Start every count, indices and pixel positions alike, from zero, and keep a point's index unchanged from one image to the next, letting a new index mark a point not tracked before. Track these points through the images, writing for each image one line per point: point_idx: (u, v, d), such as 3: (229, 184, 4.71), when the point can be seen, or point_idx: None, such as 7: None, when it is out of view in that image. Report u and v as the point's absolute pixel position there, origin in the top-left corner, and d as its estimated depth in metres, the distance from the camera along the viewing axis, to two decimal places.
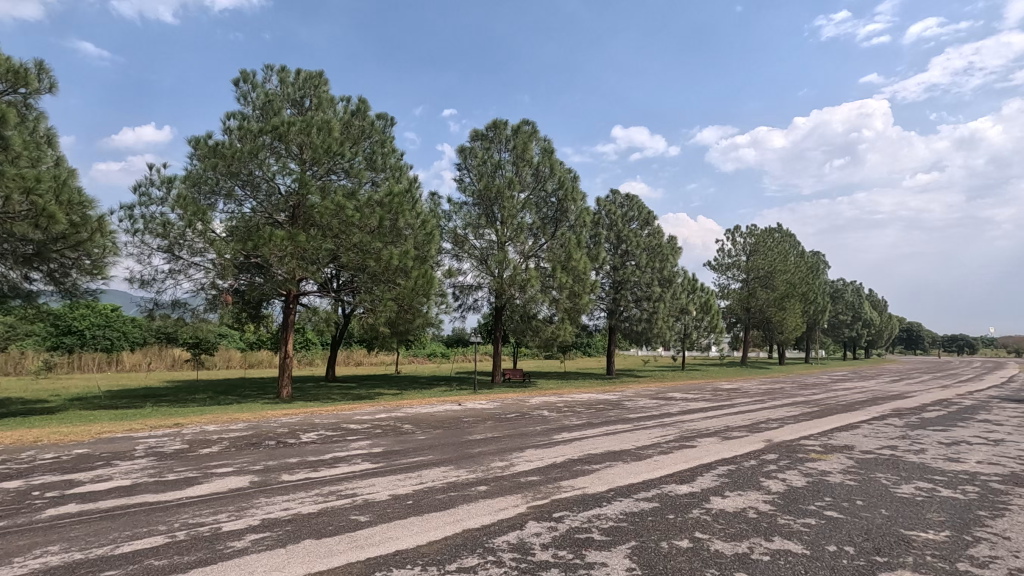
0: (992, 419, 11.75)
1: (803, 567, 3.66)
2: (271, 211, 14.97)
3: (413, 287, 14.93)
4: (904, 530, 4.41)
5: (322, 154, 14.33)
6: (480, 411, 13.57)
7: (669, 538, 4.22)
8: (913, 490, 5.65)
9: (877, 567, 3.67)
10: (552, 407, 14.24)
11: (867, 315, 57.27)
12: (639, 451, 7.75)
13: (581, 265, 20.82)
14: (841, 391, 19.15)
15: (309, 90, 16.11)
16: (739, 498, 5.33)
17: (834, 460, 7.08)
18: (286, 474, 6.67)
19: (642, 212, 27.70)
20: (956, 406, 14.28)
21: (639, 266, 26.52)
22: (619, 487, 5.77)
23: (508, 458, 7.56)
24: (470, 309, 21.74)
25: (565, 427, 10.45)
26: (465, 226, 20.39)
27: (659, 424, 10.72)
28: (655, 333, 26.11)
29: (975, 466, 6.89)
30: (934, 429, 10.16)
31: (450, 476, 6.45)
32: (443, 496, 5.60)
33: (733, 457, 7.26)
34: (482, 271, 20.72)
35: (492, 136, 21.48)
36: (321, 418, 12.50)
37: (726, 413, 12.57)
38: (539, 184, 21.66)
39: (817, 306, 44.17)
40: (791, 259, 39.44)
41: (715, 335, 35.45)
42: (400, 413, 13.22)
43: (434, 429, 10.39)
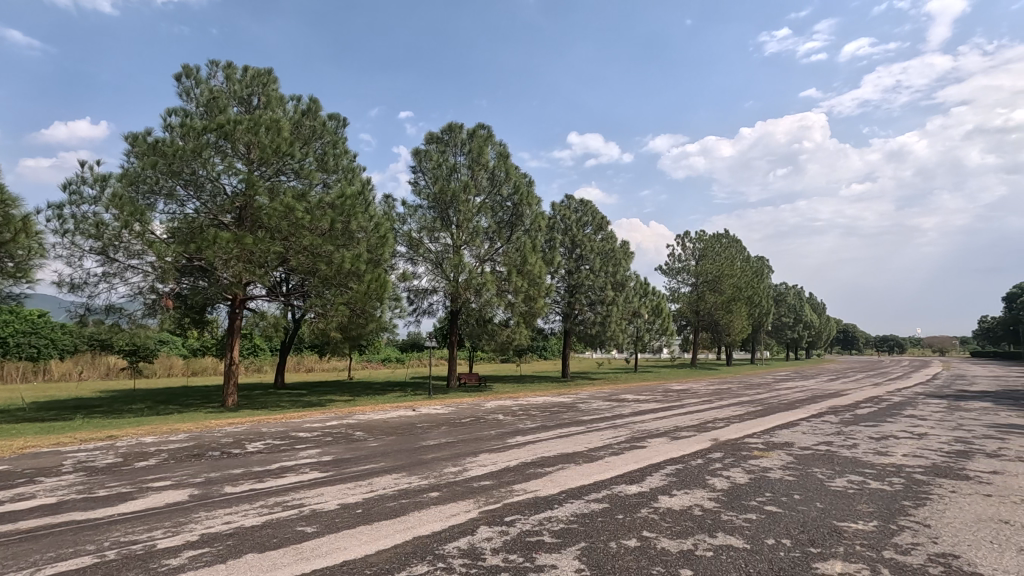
0: (917, 415, 12.54)
1: (744, 562, 3.79)
2: (216, 212, 14.35)
3: (366, 290, 14.69)
4: (837, 521, 4.65)
5: (270, 154, 13.89)
6: (435, 416, 13.44)
7: (617, 538, 4.29)
8: (846, 484, 5.96)
9: (812, 557, 3.85)
10: (507, 411, 14.25)
11: (808, 317, 60.22)
12: (592, 452, 7.87)
13: (536, 268, 20.90)
14: (783, 390, 20.04)
15: (257, 88, 15.61)
16: (685, 496, 5.49)
17: (775, 457, 7.40)
18: (229, 486, 6.41)
19: (596, 216, 28.16)
20: (886, 403, 15.21)
21: (593, 270, 26.99)
22: (571, 489, 5.85)
23: (461, 462, 7.52)
24: (424, 314, 21.55)
25: (520, 431, 10.52)
26: (420, 229, 20.24)
27: (611, 426, 10.90)
28: (608, 336, 26.55)
29: (901, 459, 7.35)
30: (865, 424, 10.79)
31: (402, 483, 6.35)
32: (394, 503, 5.51)
33: (681, 457, 7.48)
34: (438, 275, 20.61)
35: (447, 139, 21.42)
36: (269, 426, 12.08)
37: (675, 413, 12.94)
38: (495, 187, 21.67)
39: (762, 309, 46.07)
40: (737, 263, 40.97)
41: (666, 337, 36.38)
42: (352, 420, 12.95)
43: (387, 436, 10.23)
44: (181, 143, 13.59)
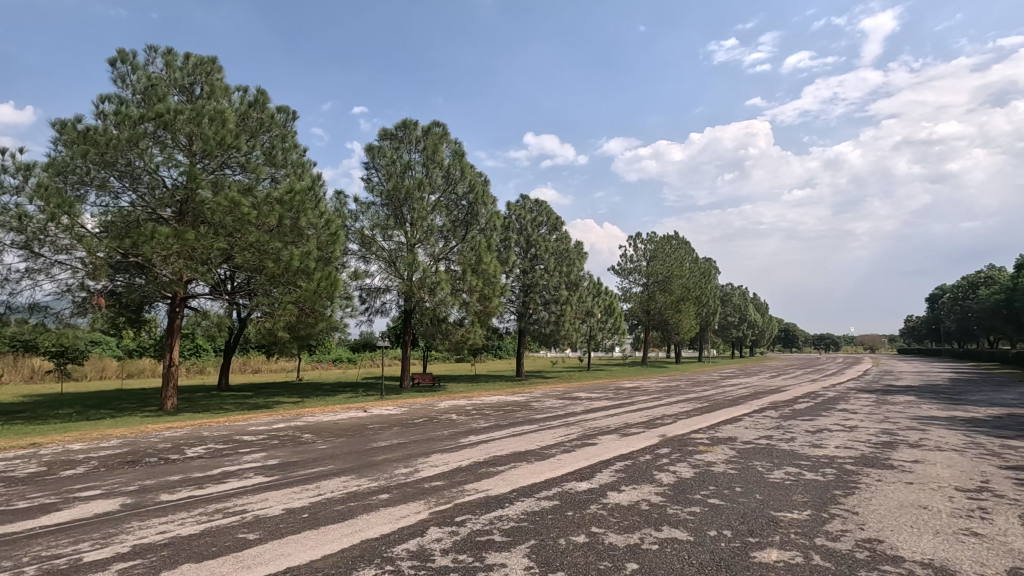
0: (849, 409, 13.29)
1: (687, 553, 3.91)
2: (154, 206, 13.62)
3: (316, 289, 14.27)
4: (773, 511, 4.87)
5: (214, 146, 13.27)
6: (387, 417, 13.23)
7: (566, 535, 4.34)
8: (783, 475, 6.25)
9: (750, 547, 4.02)
10: (461, 411, 14.18)
11: (752, 317, 62.79)
12: (543, 450, 7.94)
13: (491, 268, 20.88)
14: (728, 387, 20.81)
15: (200, 76, 14.92)
16: (634, 491, 5.61)
17: (718, 452, 7.68)
18: (165, 494, 6.09)
19: (551, 217, 28.41)
20: (821, 398, 16.04)
21: (547, 270, 27.23)
22: (522, 487, 5.88)
23: (413, 463, 7.43)
24: (377, 313, 21.18)
25: (473, 430, 10.50)
26: (373, 227, 19.90)
27: (564, 424, 11.03)
28: (562, 335, 26.84)
29: (833, 451, 7.77)
30: (803, 419, 11.34)
31: (351, 486, 6.22)
32: (342, 506, 5.39)
33: (630, 453, 7.65)
34: (391, 273, 20.32)
35: (401, 136, 21.10)
36: (211, 430, 11.57)
37: (626, 410, 13.23)
38: (450, 186, 21.53)
39: (709, 309, 47.70)
40: (686, 264, 42.23)
41: (618, 336, 37.12)
42: (300, 422, 12.58)
43: (338, 438, 10.00)
44: (116, 132, 12.82)
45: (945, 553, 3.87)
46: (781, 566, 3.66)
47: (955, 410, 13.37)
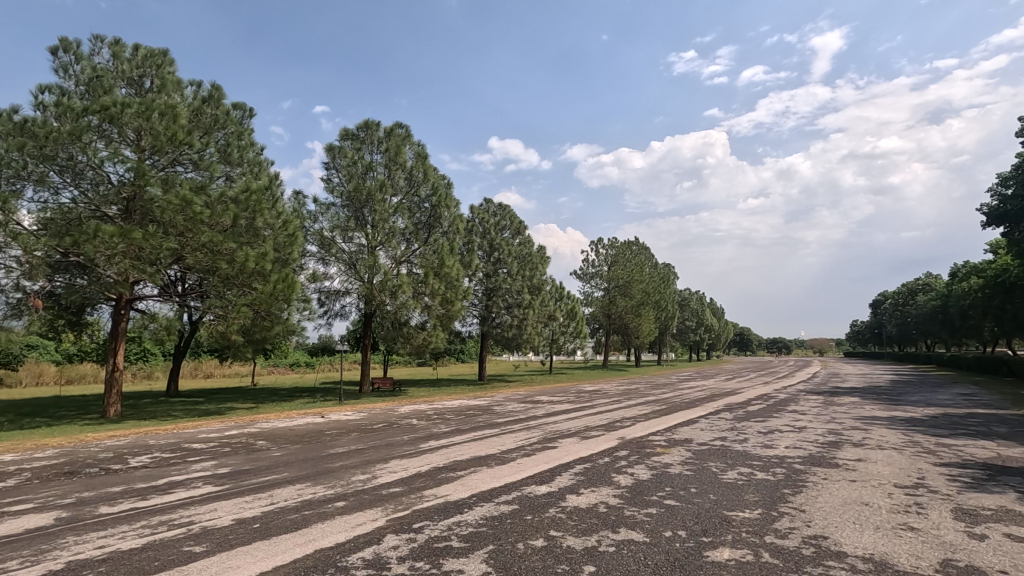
0: (798, 410, 13.81)
1: (642, 554, 3.97)
2: (98, 203, 12.94)
3: (272, 292, 13.93)
4: (727, 511, 5.00)
5: (164, 142, 12.70)
6: (345, 423, 12.97)
7: (525, 539, 4.35)
8: (736, 475, 6.44)
9: (704, 546, 4.11)
10: (421, 416, 14.01)
11: (709, 321, 64.54)
12: (504, 454, 7.93)
13: (454, 271, 20.75)
14: (685, 389, 21.31)
15: (150, 69, 14.33)
16: (592, 494, 5.67)
17: (675, 453, 7.83)
18: (105, 506, 5.78)
19: (514, 221, 28.51)
20: (773, 400, 16.60)
21: (510, 273, 27.29)
22: (481, 492, 5.84)
23: (371, 470, 7.29)
24: (336, 316, 20.76)
25: (433, 435, 10.41)
26: (333, 229, 19.54)
27: (525, 428, 11.04)
28: (524, 339, 26.90)
29: (783, 451, 8.05)
30: (755, 420, 11.72)
31: (306, 494, 6.04)
32: (296, 515, 5.23)
33: (589, 455, 7.72)
34: (351, 276, 19.98)
35: (363, 137, 20.78)
36: (158, 438, 11.06)
37: (586, 414, 13.37)
38: (412, 188, 21.31)
39: (667, 314, 48.75)
40: (646, 270, 43.06)
41: (580, 340, 37.54)
42: (254, 429, 12.19)
43: (293, 444, 9.72)
44: (56, 124, 12.14)
45: (884, 548, 4.07)
46: (733, 564, 3.76)
47: (895, 410, 14.06)
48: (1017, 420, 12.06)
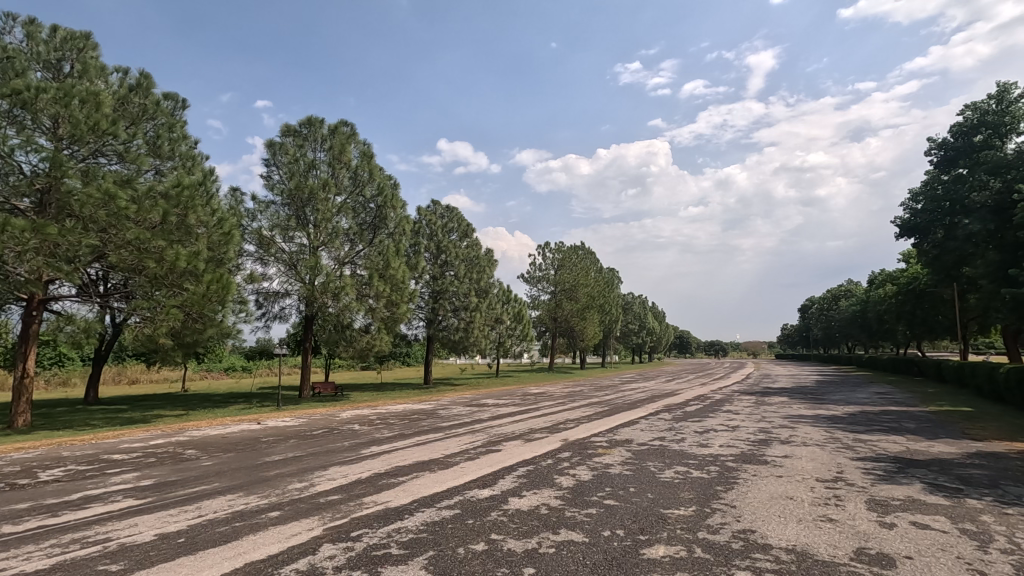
0: (732, 410, 14.45)
1: (582, 555, 4.03)
2: (8, 195, 11.86)
3: (205, 293, 13.39)
4: (662, 509, 5.16)
5: (85, 131, 11.85)
6: (284, 429, 12.49)
7: (465, 543, 4.32)
8: (673, 474, 6.64)
9: (640, 544, 4.23)
10: (364, 421, 13.68)
11: (650, 325, 66.64)
12: (446, 459, 7.86)
13: (399, 273, 20.45)
14: (628, 391, 21.86)
15: (70, 53, 13.36)
16: (534, 496, 5.71)
17: (615, 454, 8.00)
18: (8, 525, 5.30)
19: (461, 223, 28.43)
20: (709, 400, 17.30)
21: (457, 276, 27.13)
22: (423, 497, 5.76)
23: (308, 478, 7.04)
24: (275, 319, 19.98)
25: (375, 440, 10.19)
26: (272, 227, 18.83)
27: (469, 431, 10.97)
28: (471, 342, 26.81)
29: (717, 449, 8.38)
30: (692, 421, 12.13)
31: (237, 506, 5.76)
32: (225, 528, 4.98)
33: (533, 458, 7.78)
34: (292, 277, 19.29)
35: (305, 133, 20.13)
36: (75, 449, 10.27)
37: (530, 416, 13.47)
38: (357, 188, 20.82)
39: (611, 317, 49.81)
40: (592, 274, 43.94)
41: (526, 343, 37.80)
42: (183, 437, 11.54)
43: (226, 452, 9.26)
44: None
45: (805, 539, 4.31)
46: (667, 561, 3.87)
47: (819, 409, 14.96)
48: (925, 417, 13.06)
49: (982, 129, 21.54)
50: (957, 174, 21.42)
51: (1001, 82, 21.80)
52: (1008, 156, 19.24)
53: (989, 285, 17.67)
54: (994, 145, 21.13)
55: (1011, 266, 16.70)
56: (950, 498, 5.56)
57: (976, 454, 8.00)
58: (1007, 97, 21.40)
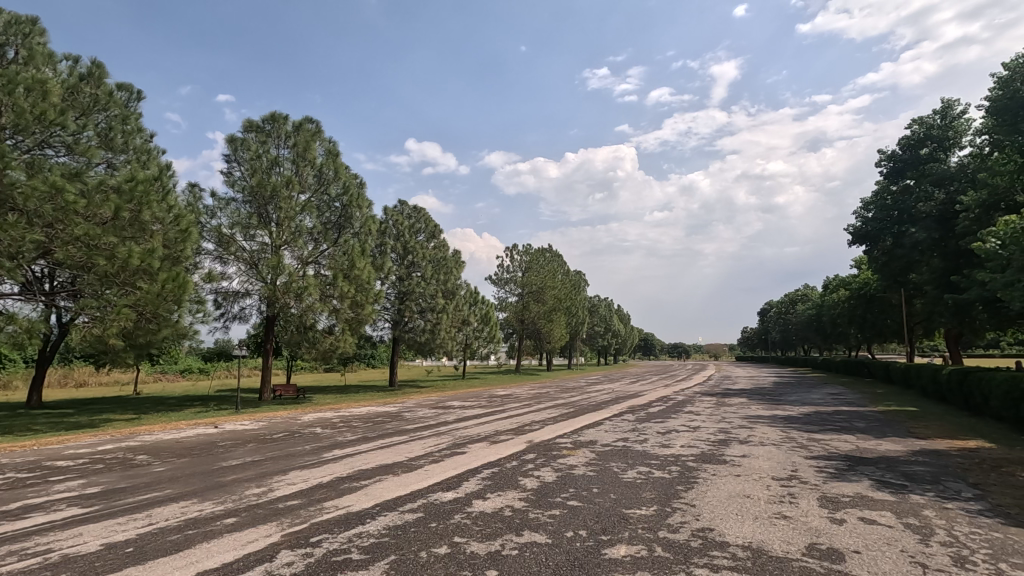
0: (693, 411, 14.76)
1: (544, 556, 4.05)
2: None
3: (159, 292, 12.94)
4: (625, 509, 5.23)
5: (30, 121, 11.22)
6: (242, 433, 12.13)
7: (428, 547, 4.28)
8: (635, 474, 6.74)
9: (602, 544, 4.27)
10: (326, 424, 13.42)
11: (615, 328, 67.60)
12: (411, 462, 7.77)
13: (365, 274, 20.16)
14: (593, 392, 22.13)
15: (15, 38, 12.68)
16: (498, 498, 5.70)
17: (579, 455, 8.07)
18: None
19: (428, 224, 28.23)
20: (671, 401, 17.65)
21: (424, 277, 26.92)
22: (385, 501, 5.69)
23: (267, 483, 6.86)
24: (235, 319, 19.39)
25: (338, 444, 10.01)
26: (232, 225, 18.30)
27: (434, 434, 10.88)
28: (437, 343, 26.63)
29: (678, 449, 8.55)
30: (655, 421, 12.35)
31: (190, 513, 5.56)
32: (177, 536, 4.80)
33: (498, 460, 7.76)
34: (253, 277, 18.78)
35: (269, 129, 19.64)
36: (14, 456, 9.72)
37: (496, 418, 13.47)
38: (322, 186, 20.42)
39: (578, 319, 50.24)
40: (559, 277, 44.29)
41: (493, 345, 37.76)
42: (133, 442, 11.06)
43: (180, 458, 8.93)
44: None
45: (761, 536, 4.43)
46: (628, 561, 3.92)
47: (776, 409, 15.44)
48: (874, 416, 13.64)
49: (928, 143, 22.71)
50: (905, 186, 22.50)
51: (944, 99, 23.05)
52: (951, 169, 20.37)
53: (933, 291, 18.60)
54: (939, 158, 22.35)
55: (953, 273, 17.62)
56: (895, 494, 5.81)
57: (920, 452, 8.40)
58: (950, 113, 22.64)
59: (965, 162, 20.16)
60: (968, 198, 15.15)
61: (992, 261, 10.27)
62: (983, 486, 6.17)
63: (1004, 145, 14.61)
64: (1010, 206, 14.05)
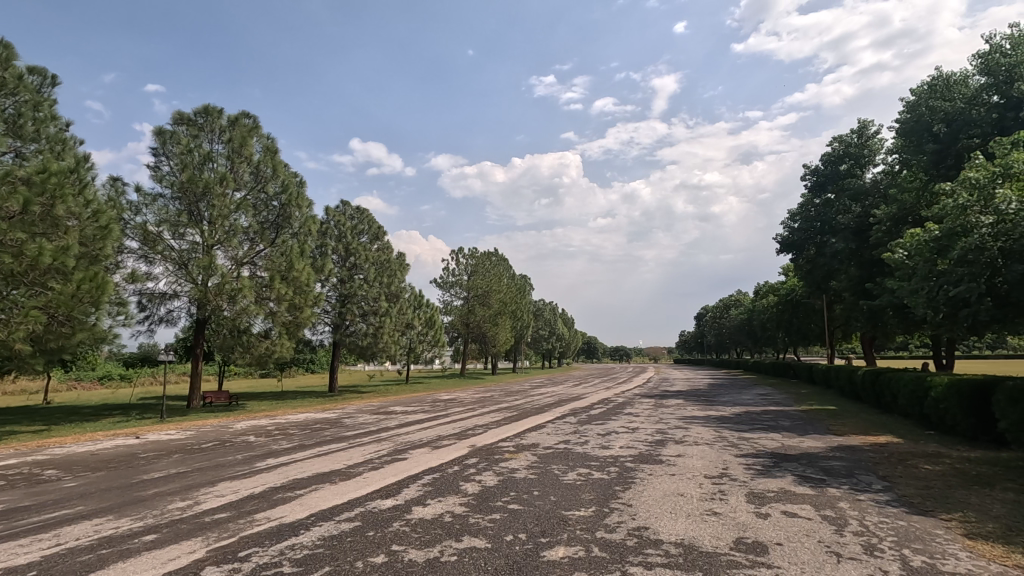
0: (633, 412, 15.17)
1: (483, 561, 4.03)
2: None
3: (74, 293, 12.03)
4: (564, 511, 5.31)
5: None
6: (168, 443, 11.44)
7: (364, 557, 4.18)
8: (576, 476, 6.86)
9: (541, 547, 4.31)
10: (260, 432, 12.87)
11: (559, 331, 68.56)
12: (349, 469, 7.57)
13: (304, 276, 19.51)
14: (536, 396, 22.32)
15: None
16: (438, 504, 5.65)
17: (521, 458, 8.12)
18: None
19: (372, 225, 27.64)
20: (612, 404, 18.06)
21: (367, 279, 26.33)
22: (321, 511, 5.50)
23: (193, 496, 6.49)
24: (161, 322, 18.27)
25: (272, 452, 9.61)
26: (160, 223, 17.26)
27: (374, 440, 10.63)
28: (380, 348, 26.05)
29: (618, 450, 8.77)
30: (596, 423, 12.59)
31: (106, 530, 5.19)
32: (90, 556, 4.46)
33: (439, 465, 7.69)
34: (181, 277, 17.76)
35: (201, 123, 18.65)
36: None
37: (439, 422, 13.35)
38: (259, 184, 19.56)
39: (523, 322, 50.47)
40: (504, 280, 44.43)
41: (437, 348, 37.42)
42: (42, 455, 10.19)
43: (95, 471, 8.29)
44: None
45: (693, 533, 4.60)
46: (566, 562, 3.98)
47: (710, 410, 16.10)
48: (797, 415, 14.50)
49: (846, 159, 24.46)
50: (827, 199, 24.10)
51: (861, 119, 24.88)
52: (866, 184, 22.04)
53: (851, 298, 19.98)
54: (856, 174, 24.11)
55: (868, 281, 19.00)
56: (815, 488, 6.19)
57: (837, 447, 9.01)
58: (866, 132, 24.51)
59: (879, 178, 21.87)
60: (881, 212, 16.36)
61: (900, 270, 11.15)
62: (891, 478, 6.68)
63: (911, 163, 15.95)
64: (916, 221, 15.31)
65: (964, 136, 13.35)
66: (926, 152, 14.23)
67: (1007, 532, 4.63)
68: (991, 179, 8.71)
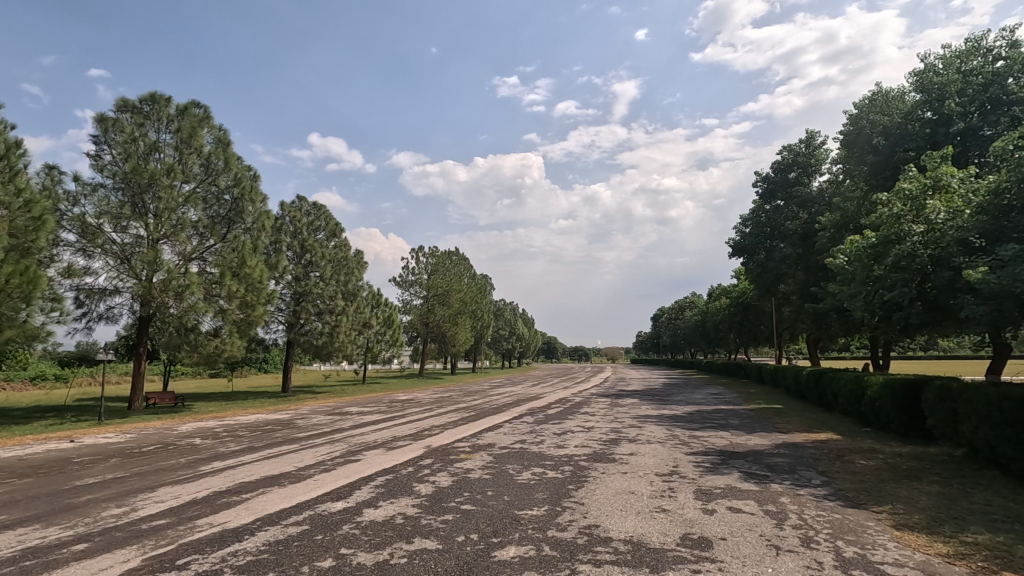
0: (590, 412, 15.35)
1: (433, 563, 3.99)
2: None
3: (2, 287, 11.26)
4: (517, 510, 5.32)
5: None
6: (106, 447, 10.84)
7: (310, 561, 4.07)
8: (530, 475, 6.90)
9: (493, 546, 4.32)
10: (207, 434, 12.36)
11: (519, 332, 68.80)
12: (299, 472, 7.38)
13: (256, 272, 18.92)
14: (494, 396, 22.32)
15: None
16: (390, 506, 5.56)
17: (476, 458, 8.10)
18: None
19: (329, 222, 27.03)
20: (569, 403, 18.23)
21: (323, 277, 25.68)
22: (266, 515, 5.32)
23: (129, 502, 6.17)
24: (101, 320, 17.34)
25: (219, 455, 9.25)
26: (100, 215, 16.37)
27: (326, 442, 10.36)
28: (336, 347, 25.49)
29: (572, 450, 8.85)
30: (552, 423, 12.67)
31: (31, 541, 4.87)
32: (10, 569, 4.17)
33: (393, 467, 7.59)
34: (123, 273, 16.92)
35: (147, 111, 17.78)
36: None
37: (394, 423, 13.17)
38: (209, 177, 18.83)
39: (483, 323, 50.31)
40: (465, 280, 44.25)
41: (395, 348, 36.88)
42: None
43: (22, 478, 7.77)
44: None
45: (642, 529, 4.70)
46: (517, 561, 3.99)
47: (664, 409, 16.47)
48: (746, 414, 15.02)
49: (795, 168, 25.51)
50: (777, 206, 25.09)
51: (808, 130, 26.01)
52: (813, 193, 23.03)
53: (798, 301, 20.83)
54: (803, 182, 25.18)
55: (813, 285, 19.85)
56: (759, 484, 6.43)
57: (781, 444, 9.39)
58: (813, 142, 25.62)
59: (824, 186, 22.91)
60: (825, 219, 17.17)
61: (841, 275, 11.68)
62: (830, 473, 7.01)
63: (853, 173, 16.77)
64: (857, 228, 16.10)
65: (900, 149, 14.11)
66: (867, 163, 14.99)
67: (930, 522, 4.93)
68: (923, 190, 9.24)
